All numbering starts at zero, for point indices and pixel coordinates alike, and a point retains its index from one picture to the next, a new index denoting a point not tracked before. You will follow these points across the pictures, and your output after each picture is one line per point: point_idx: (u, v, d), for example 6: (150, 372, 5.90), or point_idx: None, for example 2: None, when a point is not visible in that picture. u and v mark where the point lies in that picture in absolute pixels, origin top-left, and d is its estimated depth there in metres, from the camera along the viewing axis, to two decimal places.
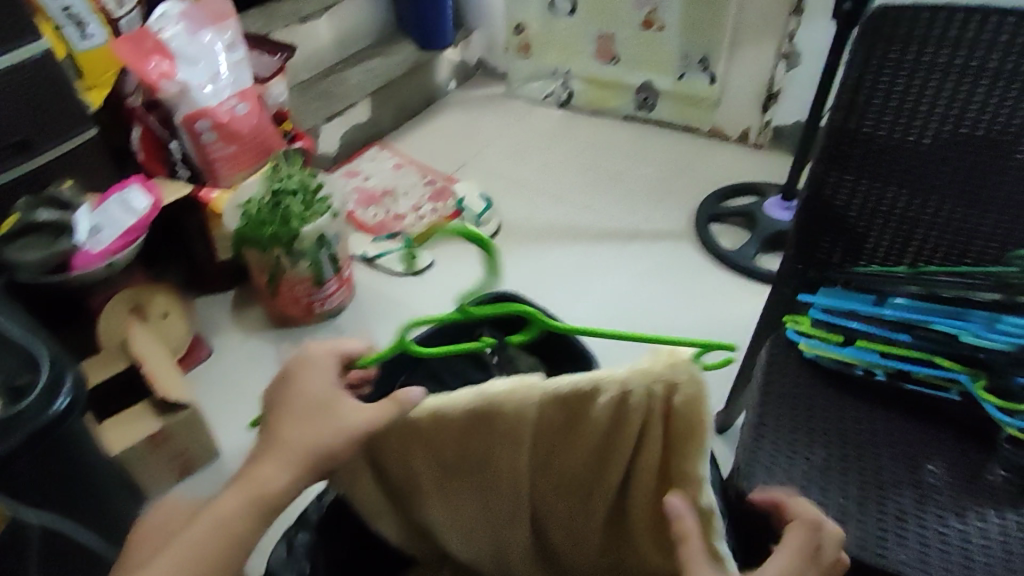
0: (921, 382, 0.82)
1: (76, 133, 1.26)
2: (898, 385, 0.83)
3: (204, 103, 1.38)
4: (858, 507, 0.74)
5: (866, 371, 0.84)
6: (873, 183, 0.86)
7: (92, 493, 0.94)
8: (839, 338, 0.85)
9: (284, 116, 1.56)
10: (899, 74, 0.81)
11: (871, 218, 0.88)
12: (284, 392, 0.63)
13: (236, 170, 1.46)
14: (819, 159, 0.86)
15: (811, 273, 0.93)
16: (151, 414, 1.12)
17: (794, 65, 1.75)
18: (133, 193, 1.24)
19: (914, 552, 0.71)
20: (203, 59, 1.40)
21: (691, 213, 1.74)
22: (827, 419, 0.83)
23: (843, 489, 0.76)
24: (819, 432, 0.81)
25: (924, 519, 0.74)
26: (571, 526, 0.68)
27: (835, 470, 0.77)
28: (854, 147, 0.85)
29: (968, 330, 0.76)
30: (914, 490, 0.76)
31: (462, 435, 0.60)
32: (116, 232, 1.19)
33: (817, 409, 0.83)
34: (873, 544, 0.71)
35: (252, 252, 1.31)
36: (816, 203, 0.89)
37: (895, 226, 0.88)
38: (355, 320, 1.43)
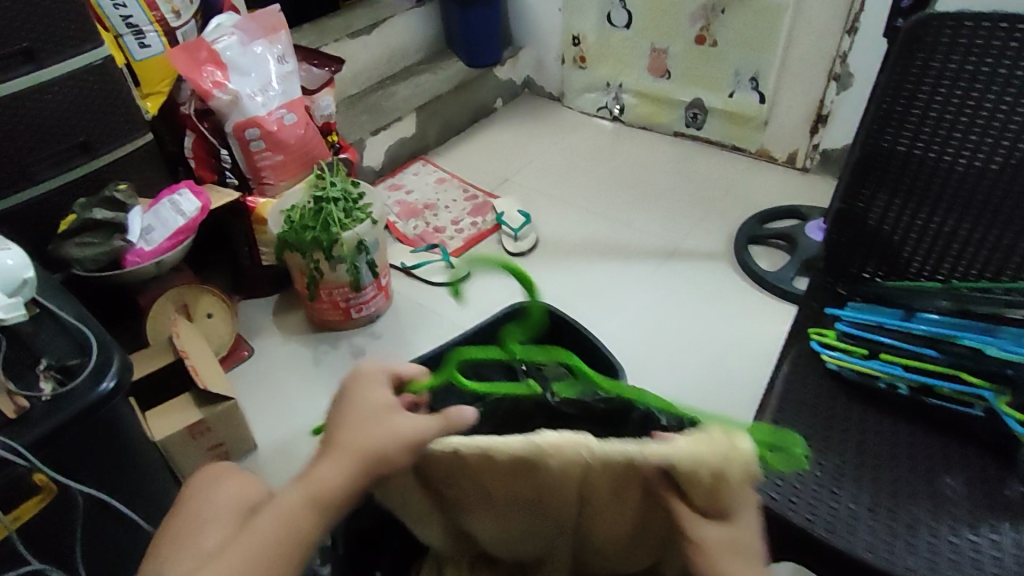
0: (945, 397, 0.81)
1: (134, 136, 1.31)
2: (921, 400, 0.82)
3: (254, 111, 1.42)
4: (870, 512, 0.74)
5: (888, 385, 0.84)
6: (907, 201, 0.88)
7: (131, 480, 0.96)
8: (864, 350, 0.86)
9: (331, 129, 1.61)
10: (938, 88, 0.83)
11: (905, 233, 0.89)
12: (344, 403, 0.59)
13: (282, 178, 1.49)
14: (851, 174, 0.89)
15: (840, 288, 0.95)
16: (192, 405, 1.13)
17: (846, 87, 1.70)
18: (184, 197, 1.28)
19: (923, 559, 0.70)
20: (254, 70, 1.45)
21: (731, 234, 1.71)
22: (845, 429, 0.83)
23: (855, 495, 0.76)
24: (835, 441, 0.82)
25: (937, 528, 0.73)
26: (619, 556, 0.64)
27: (848, 476, 0.78)
28: (888, 165, 0.87)
29: (993, 344, 0.77)
30: (928, 500, 0.75)
31: (508, 475, 0.55)
32: (166, 233, 1.25)
33: (836, 419, 0.84)
34: (881, 550, 0.71)
35: (294, 258, 1.34)
36: (848, 217, 0.91)
37: (930, 242, 0.88)
38: (393, 329, 1.44)
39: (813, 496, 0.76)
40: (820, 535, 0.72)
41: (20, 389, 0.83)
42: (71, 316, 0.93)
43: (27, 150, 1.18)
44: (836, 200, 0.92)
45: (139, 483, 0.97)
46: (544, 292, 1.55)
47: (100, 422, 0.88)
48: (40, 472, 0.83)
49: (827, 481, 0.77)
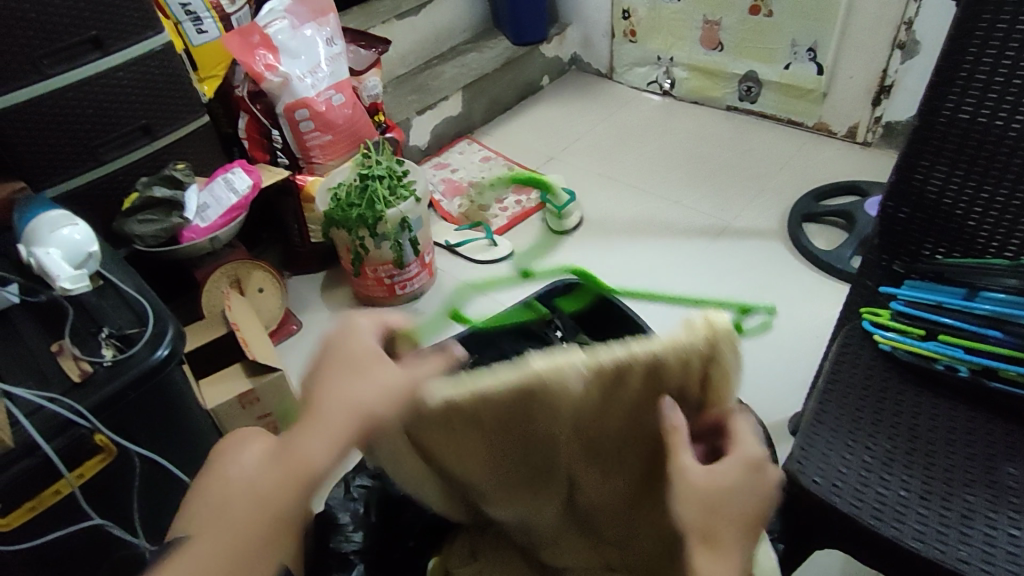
0: (1009, 380, 0.76)
1: (191, 117, 1.37)
2: (983, 383, 0.77)
3: (303, 93, 1.45)
4: (920, 500, 0.70)
5: (948, 367, 0.79)
6: (970, 172, 0.83)
7: (186, 443, 1.01)
8: (921, 331, 0.81)
9: (378, 108, 1.63)
10: (1007, 49, 0.77)
11: (969, 206, 0.84)
12: (324, 357, 0.63)
13: (331, 157, 1.53)
14: (907, 145, 0.85)
15: (897, 266, 0.91)
16: (243, 376, 1.19)
17: (911, 56, 1.61)
18: (237, 175, 1.33)
19: (977, 550, 0.66)
20: (304, 52, 1.47)
21: (785, 211, 1.65)
22: (899, 413, 0.78)
23: (905, 482, 0.71)
24: (886, 424, 0.77)
25: (994, 519, 0.68)
26: (604, 493, 0.70)
27: (897, 462, 0.73)
28: (948, 136, 0.82)
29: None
30: (986, 489, 0.70)
31: (507, 415, 0.59)
32: (220, 210, 1.30)
33: (888, 399, 0.79)
34: (932, 540, 0.67)
35: (340, 234, 1.37)
36: (905, 189, 0.87)
37: (996, 215, 0.83)
38: (436, 305, 1.46)
39: (859, 481, 0.72)
40: (868, 523, 0.68)
41: (85, 356, 0.89)
42: (132, 288, 0.98)
43: (93, 134, 1.24)
44: (897, 172, 0.87)
45: (194, 446, 1.03)
46: (587, 271, 1.54)
47: (157, 387, 0.93)
48: (101, 433, 0.88)
49: (875, 467, 0.73)
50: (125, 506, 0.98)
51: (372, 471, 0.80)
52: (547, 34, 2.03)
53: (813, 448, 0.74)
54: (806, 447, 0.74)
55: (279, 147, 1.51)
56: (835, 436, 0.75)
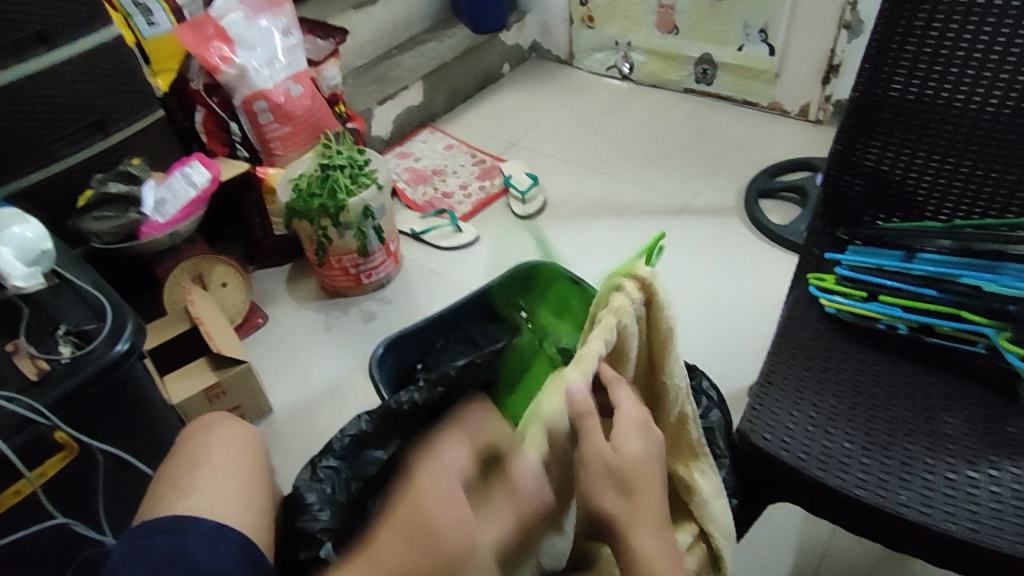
0: (946, 335, 0.80)
1: (144, 112, 1.35)
2: (922, 339, 0.81)
3: (261, 84, 1.45)
4: (864, 450, 0.72)
5: (889, 326, 0.82)
6: (907, 139, 0.86)
7: (152, 437, 1.01)
8: (864, 293, 0.84)
9: (338, 99, 1.62)
10: (935, 21, 0.81)
11: (906, 172, 0.88)
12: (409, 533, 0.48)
13: (291, 149, 1.52)
14: (848, 116, 0.89)
15: (841, 233, 0.94)
16: (208, 369, 1.18)
17: (857, 35, 1.67)
18: (195, 169, 1.32)
19: (916, 494, 0.69)
20: (260, 44, 1.46)
21: (741, 189, 1.69)
22: (844, 368, 0.80)
23: (849, 435, 0.73)
24: (831, 381, 0.78)
25: (931, 464, 0.71)
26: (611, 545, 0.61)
27: (842, 417, 0.75)
28: (883, 107, 0.86)
29: (994, 281, 0.77)
30: (925, 439, 0.73)
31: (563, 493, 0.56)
32: (179, 204, 1.29)
33: (835, 351, 0.82)
34: (875, 487, 0.69)
35: (302, 225, 1.36)
36: (847, 157, 0.90)
37: (930, 179, 0.87)
38: (401, 293, 1.47)
39: (806, 437, 0.73)
40: (814, 475, 0.70)
41: (42, 353, 0.88)
42: (88, 282, 0.97)
43: (45, 130, 1.22)
44: (838, 143, 0.90)
45: (159, 441, 1.02)
46: (551, 253, 1.56)
47: (118, 381, 0.93)
48: (62, 430, 0.88)
49: (821, 422, 0.74)
50: (91, 503, 0.97)
51: (338, 452, 0.81)
52: (506, 22, 2.04)
53: (761, 408, 0.75)
54: (756, 410, 0.75)
55: (238, 141, 1.50)
56: (782, 394, 0.77)
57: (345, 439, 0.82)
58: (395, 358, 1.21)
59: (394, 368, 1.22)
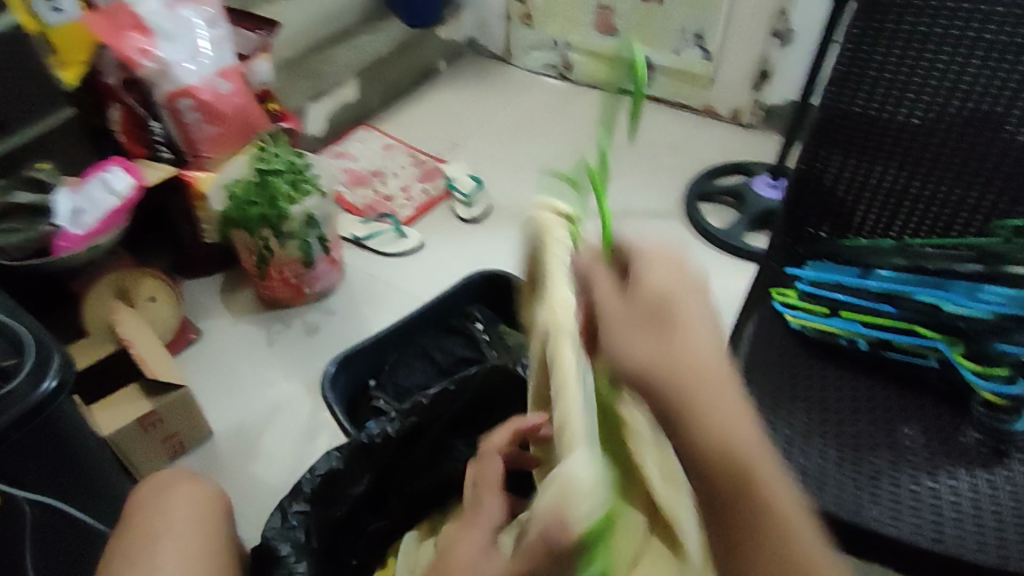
0: (901, 349, 0.84)
1: (51, 111, 1.22)
2: (880, 354, 0.85)
3: (186, 80, 1.34)
4: (835, 467, 0.76)
5: (849, 342, 0.86)
6: (864, 159, 0.90)
7: (86, 479, 0.92)
8: (825, 309, 0.88)
9: (269, 95, 1.52)
10: (895, 48, 0.84)
11: (859, 193, 0.92)
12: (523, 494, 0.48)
13: (221, 151, 1.42)
14: (813, 133, 0.90)
15: (799, 248, 0.97)
16: (140, 396, 1.09)
17: (785, 44, 1.73)
18: (115, 174, 1.20)
19: (886, 509, 0.73)
20: (182, 35, 1.34)
21: (680, 193, 1.73)
22: (809, 386, 0.85)
23: (822, 452, 0.77)
24: (801, 399, 0.83)
25: (898, 478, 0.76)
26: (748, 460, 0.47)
27: (815, 435, 0.79)
28: (844, 126, 0.89)
29: (947, 300, 0.79)
30: (889, 452, 0.77)
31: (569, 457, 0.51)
32: (99, 214, 1.17)
33: (799, 375, 0.86)
34: (848, 503, 0.73)
35: (240, 235, 1.28)
36: (807, 176, 0.93)
37: (882, 200, 0.91)
38: (347, 302, 1.41)
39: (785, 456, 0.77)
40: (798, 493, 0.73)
41: None
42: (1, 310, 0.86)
43: None
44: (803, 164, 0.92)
45: (93, 484, 0.93)
46: (499, 259, 1.54)
47: (44, 423, 0.83)
48: None
49: (797, 441, 0.79)
50: (15, 561, 0.87)
51: (309, 495, 0.76)
52: (442, 17, 1.98)
53: None
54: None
55: (160, 141, 1.39)
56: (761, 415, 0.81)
57: (316, 479, 0.76)
58: (347, 375, 1.15)
59: (344, 386, 1.15)
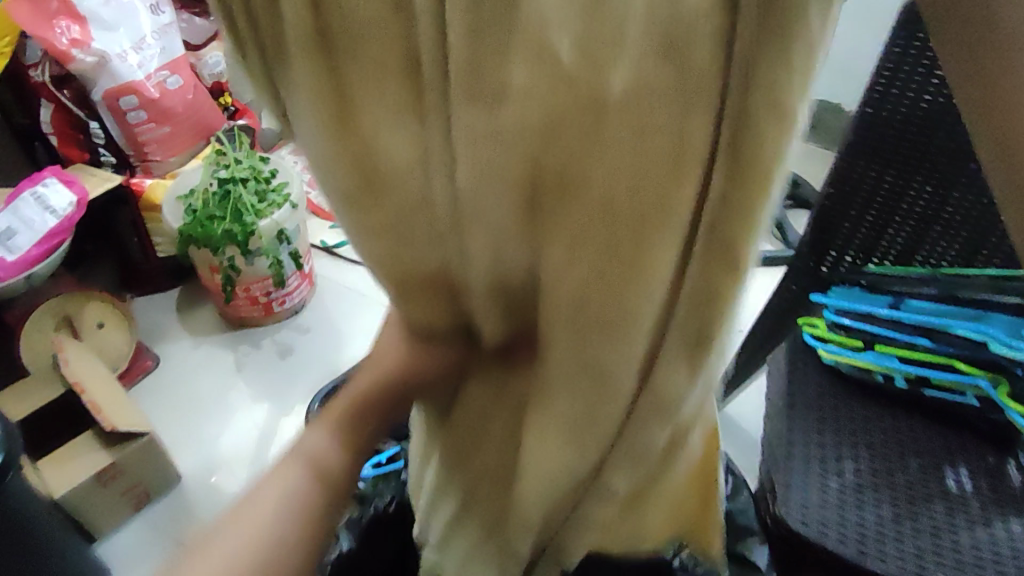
0: (940, 387, 0.79)
1: None
2: (918, 392, 0.80)
3: (128, 76, 1.17)
4: (894, 526, 0.70)
5: (886, 378, 0.82)
6: (901, 171, 0.74)
7: (43, 558, 0.80)
8: (860, 343, 0.82)
9: (223, 88, 1.36)
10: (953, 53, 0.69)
11: (890, 216, 0.78)
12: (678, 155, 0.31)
13: (171, 153, 1.27)
14: (848, 148, 0.74)
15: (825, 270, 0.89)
16: (95, 446, 0.97)
17: None
18: (50, 189, 1.05)
19: (950, 569, 0.67)
20: (123, 23, 1.18)
21: None
22: (858, 431, 0.79)
23: (877, 508, 0.72)
24: (849, 444, 0.78)
25: (956, 533, 0.70)
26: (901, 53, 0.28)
27: (868, 488, 0.73)
28: (883, 134, 0.72)
29: (988, 338, 0.75)
30: (944, 502, 0.72)
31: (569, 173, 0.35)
32: (35, 237, 1.03)
33: (844, 422, 0.80)
34: (911, 564, 0.68)
35: (201, 252, 1.15)
36: (838, 192, 0.77)
37: (913, 225, 0.77)
38: (322, 318, 1.30)
39: (838, 513, 0.71)
40: (855, 559, 0.68)
41: None
42: None
43: None
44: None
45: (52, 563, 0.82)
46: None
47: None
48: None
49: (850, 496, 0.73)
50: None
51: None
52: None
53: (792, 472, 0.74)
54: (786, 485, 0.73)
55: (101, 144, 1.23)
56: (809, 467, 0.75)
57: None
58: None
59: None
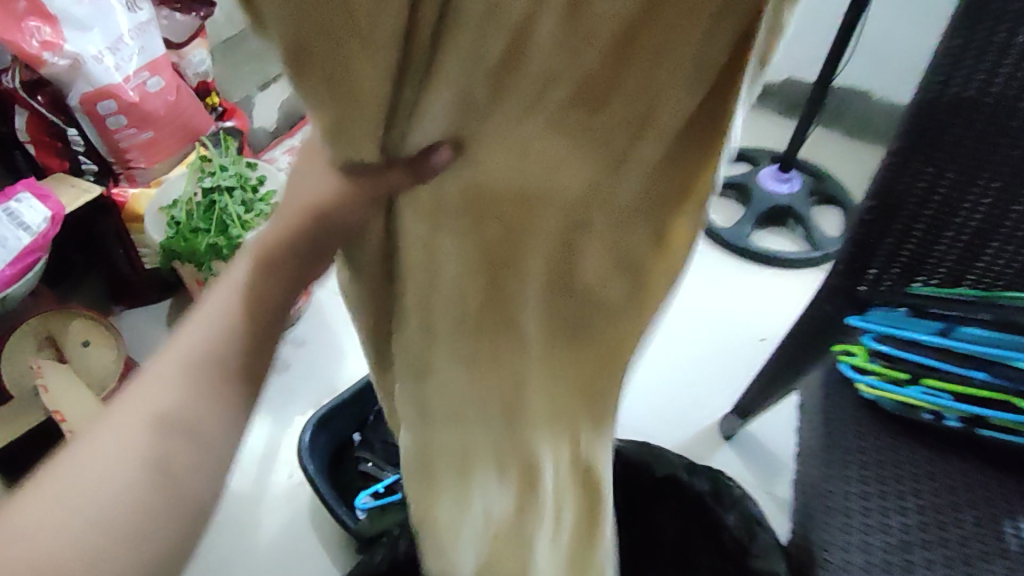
0: (995, 426, 0.76)
1: None
2: (972, 431, 0.77)
3: (105, 79, 1.11)
4: None
5: (934, 415, 0.77)
6: (957, 177, 0.66)
7: None
8: (905, 375, 0.77)
9: (210, 88, 1.30)
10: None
11: (941, 230, 0.70)
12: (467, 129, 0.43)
13: (156, 158, 1.21)
14: (897, 151, 0.66)
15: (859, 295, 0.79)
16: None
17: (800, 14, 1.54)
18: (24, 204, 0.99)
19: None
20: (96, 22, 1.11)
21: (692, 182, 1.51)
22: (904, 476, 0.75)
23: (930, 566, 0.69)
24: (894, 489, 0.74)
25: None
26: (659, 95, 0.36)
27: (919, 544, 0.71)
28: (944, 137, 0.64)
29: None
30: (1003, 560, 0.70)
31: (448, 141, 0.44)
32: (10, 257, 0.96)
33: (889, 467, 0.76)
34: None
35: (186, 266, 1.09)
36: (885, 202, 0.70)
37: (967, 238, 0.70)
38: (316, 330, 1.25)
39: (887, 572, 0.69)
40: None
41: None
42: None
43: None
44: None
45: None
46: None
47: None
48: None
49: (901, 551, 0.70)
50: None
51: None
52: None
53: (838, 530, 0.72)
54: (829, 546, 0.72)
55: (81, 151, 1.17)
56: (854, 522, 0.72)
57: None
58: (329, 434, 1.02)
59: (326, 447, 1.02)
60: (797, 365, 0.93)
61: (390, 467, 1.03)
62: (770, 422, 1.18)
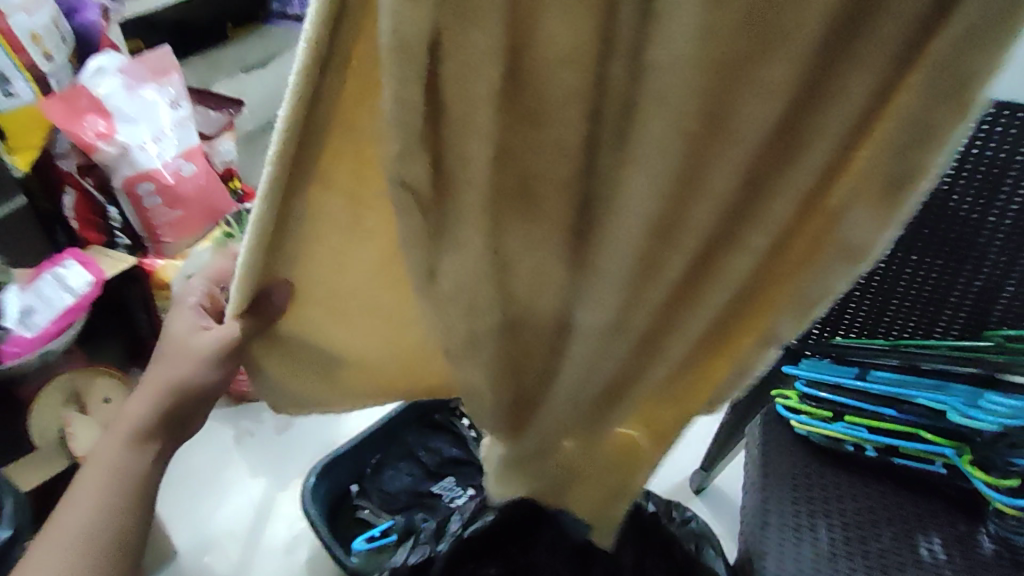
0: (908, 455, 0.86)
1: (4, 200, 1.16)
2: (888, 459, 0.87)
3: (147, 163, 1.26)
4: None
5: (857, 447, 0.88)
6: None
7: None
8: (829, 413, 0.88)
9: (233, 174, 1.46)
10: None
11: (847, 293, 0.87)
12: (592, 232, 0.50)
13: (182, 235, 1.35)
14: None
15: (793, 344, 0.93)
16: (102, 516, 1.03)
17: None
18: (69, 269, 1.10)
19: None
20: (143, 117, 1.28)
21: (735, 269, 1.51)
22: (827, 499, 0.86)
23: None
24: (822, 513, 0.84)
25: None
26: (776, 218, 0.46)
27: (841, 556, 0.80)
28: None
29: (946, 405, 0.79)
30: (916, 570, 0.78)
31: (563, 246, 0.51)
32: (52, 314, 1.07)
33: (816, 491, 0.86)
34: None
35: None
36: None
37: (870, 299, 0.87)
38: None
39: None
40: None
41: None
42: None
43: None
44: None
45: None
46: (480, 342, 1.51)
47: None
48: None
49: (825, 564, 0.79)
50: None
51: None
52: None
53: (771, 544, 0.82)
54: (763, 555, 0.81)
55: (118, 228, 1.32)
56: (783, 538, 0.82)
57: None
58: (328, 483, 1.10)
59: (326, 494, 1.10)
60: (746, 414, 1.05)
61: (385, 514, 1.11)
62: (732, 477, 1.28)
